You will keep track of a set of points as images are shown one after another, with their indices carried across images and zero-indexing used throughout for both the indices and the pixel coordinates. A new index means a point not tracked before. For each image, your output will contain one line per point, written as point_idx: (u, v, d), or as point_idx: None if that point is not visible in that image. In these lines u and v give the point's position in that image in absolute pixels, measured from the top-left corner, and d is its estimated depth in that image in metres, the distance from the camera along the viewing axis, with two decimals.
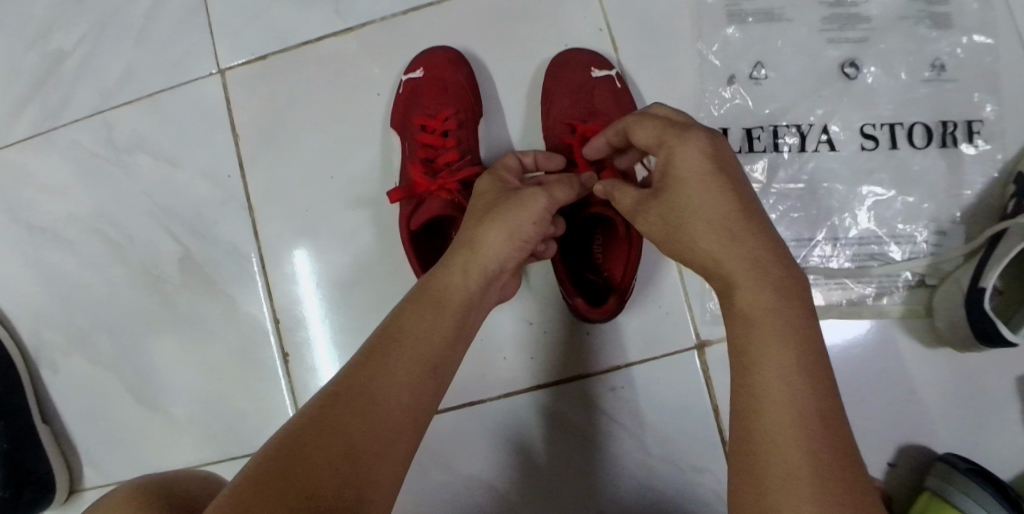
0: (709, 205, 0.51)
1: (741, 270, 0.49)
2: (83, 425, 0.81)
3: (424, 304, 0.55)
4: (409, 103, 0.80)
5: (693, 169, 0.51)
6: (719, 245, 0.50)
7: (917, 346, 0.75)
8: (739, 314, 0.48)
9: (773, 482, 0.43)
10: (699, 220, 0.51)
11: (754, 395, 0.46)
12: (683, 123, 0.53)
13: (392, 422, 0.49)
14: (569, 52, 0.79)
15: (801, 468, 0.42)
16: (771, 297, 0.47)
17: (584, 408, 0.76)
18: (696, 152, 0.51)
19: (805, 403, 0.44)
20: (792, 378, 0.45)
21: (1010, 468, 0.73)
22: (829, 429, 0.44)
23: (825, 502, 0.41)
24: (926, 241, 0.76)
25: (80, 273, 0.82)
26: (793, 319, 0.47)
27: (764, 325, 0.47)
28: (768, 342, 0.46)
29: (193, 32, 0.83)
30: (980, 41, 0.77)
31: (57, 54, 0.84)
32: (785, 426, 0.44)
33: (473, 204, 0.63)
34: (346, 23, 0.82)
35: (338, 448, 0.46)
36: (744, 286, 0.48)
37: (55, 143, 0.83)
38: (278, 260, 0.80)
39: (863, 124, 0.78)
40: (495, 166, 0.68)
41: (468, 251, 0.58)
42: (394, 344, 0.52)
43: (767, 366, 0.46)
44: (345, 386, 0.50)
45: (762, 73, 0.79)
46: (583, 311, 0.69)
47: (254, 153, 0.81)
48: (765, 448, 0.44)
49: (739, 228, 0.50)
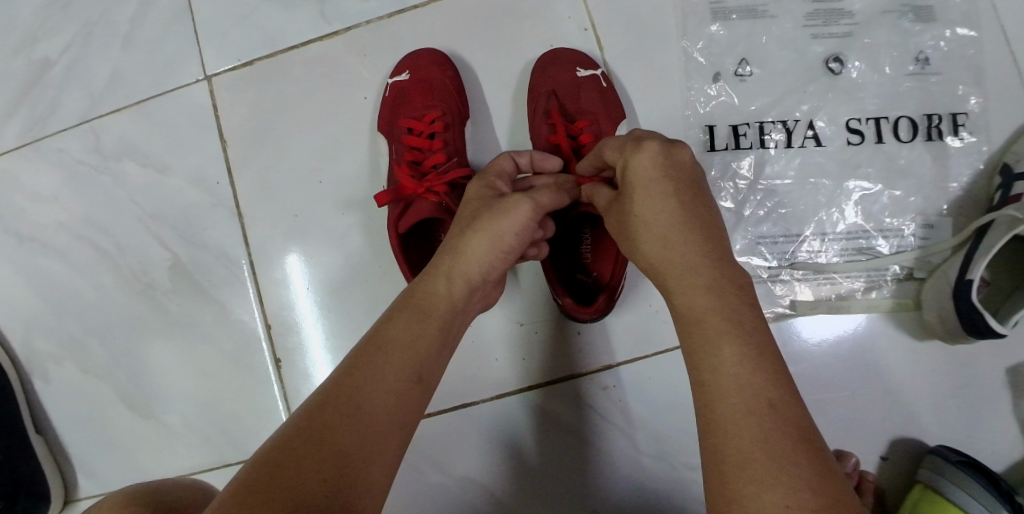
0: (651, 211, 0.53)
1: (676, 274, 0.52)
2: (75, 433, 0.81)
3: (410, 309, 0.56)
4: (395, 107, 0.80)
5: (646, 177, 0.54)
6: (658, 251, 0.53)
7: (907, 339, 0.75)
8: (684, 317, 0.51)
9: (736, 477, 0.45)
10: (644, 228, 0.54)
11: (707, 395, 0.48)
12: (643, 135, 0.56)
13: (378, 429, 0.49)
14: (554, 52, 0.79)
15: (760, 461, 0.44)
16: (709, 298, 0.50)
17: (576, 407, 0.76)
18: (648, 160, 0.54)
19: (756, 397, 0.47)
20: (738, 377, 0.47)
21: (1002, 458, 0.73)
22: (778, 422, 0.46)
23: (778, 493, 0.43)
24: (913, 234, 0.76)
25: (69, 282, 0.82)
26: (735, 318, 0.49)
27: (705, 328, 0.49)
28: (712, 343, 0.49)
29: (179, 38, 0.83)
30: (964, 34, 0.77)
31: (42, 63, 0.83)
32: (741, 422, 0.46)
33: (462, 209, 0.63)
34: (331, 27, 0.82)
35: (325, 454, 0.46)
36: (684, 289, 0.51)
37: (42, 152, 0.83)
38: (269, 265, 0.80)
39: (849, 119, 0.78)
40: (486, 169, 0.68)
41: (451, 258, 0.58)
42: (380, 351, 0.52)
43: (716, 366, 0.48)
44: (331, 392, 0.50)
45: (747, 69, 0.79)
46: (574, 310, 0.70)
47: (242, 159, 0.81)
48: (724, 445, 0.46)
49: (677, 235, 0.52)
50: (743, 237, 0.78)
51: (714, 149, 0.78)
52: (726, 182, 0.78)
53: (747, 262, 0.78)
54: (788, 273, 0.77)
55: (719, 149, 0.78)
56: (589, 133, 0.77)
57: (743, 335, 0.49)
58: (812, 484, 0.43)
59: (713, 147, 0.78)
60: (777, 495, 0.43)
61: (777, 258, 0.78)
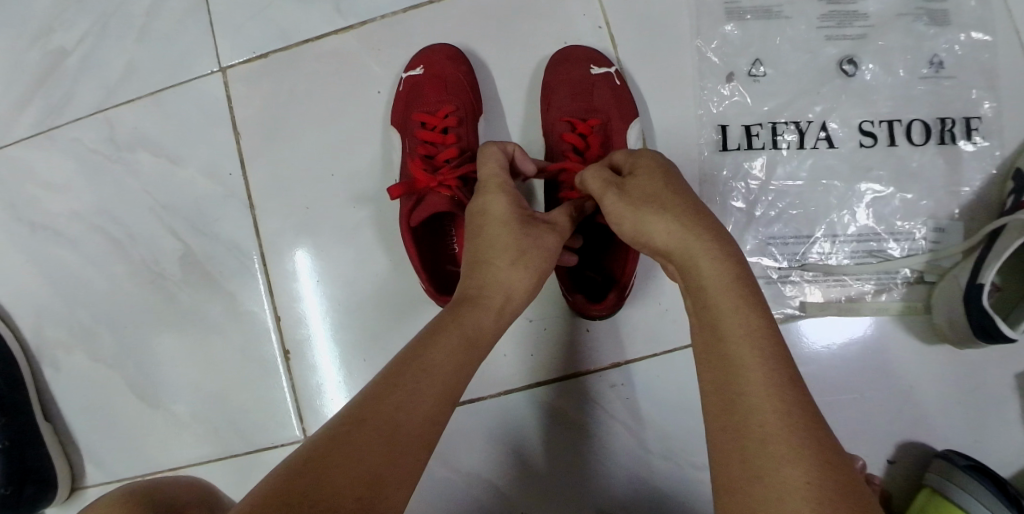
0: (667, 192, 0.55)
1: (700, 247, 0.53)
2: (83, 422, 0.81)
3: (454, 334, 0.55)
4: (408, 101, 0.80)
5: (657, 170, 0.57)
6: (674, 226, 0.53)
7: (916, 342, 0.75)
8: (706, 293, 0.52)
9: (758, 449, 0.46)
10: (664, 200, 0.55)
11: (732, 371, 0.49)
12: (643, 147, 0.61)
13: (410, 452, 0.49)
14: (567, 49, 0.79)
15: (782, 435, 0.46)
16: (732, 276, 0.52)
17: (583, 404, 0.76)
18: (654, 158, 0.59)
19: (778, 374, 0.49)
20: (760, 354, 0.49)
21: (1009, 464, 0.73)
22: (798, 398, 0.48)
23: (800, 464, 0.45)
24: (924, 237, 0.76)
25: (79, 271, 0.82)
26: (753, 297, 0.51)
27: (728, 305, 0.51)
28: (735, 319, 0.51)
29: (193, 29, 0.83)
30: (978, 38, 0.77)
31: (57, 53, 0.84)
32: (763, 395, 0.48)
33: (482, 227, 0.61)
34: (346, 21, 0.82)
35: (365, 477, 0.47)
36: (707, 262, 0.52)
37: (56, 141, 0.84)
38: (279, 257, 0.80)
39: (861, 121, 0.78)
40: (480, 176, 0.64)
41: (490, 289, 0.59)
42: (419, 372, 0.52)
43: (738, 342, 0.50)
44: (368, 412, 0.50)
45: (761, 70, 0.79)
46: (586, 308, 0.70)
47: (254, 150, 0.82)
48: (747, 417, 0.48)
49: (694, 208, 0.54)
50: (754, 237, 0.78)
51: (727, 149, 0.78)
52: (737, 182, 0.78)
53: (757, 262, 0.78)
54: (798, 274, 0.77)
55: (731, 149, 0.78)
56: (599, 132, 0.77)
57: (760, 312, 0.51)
58: (829, 455, 0.46)
59: (726, 147, 0.78)
60: (799, 465, 0.45)
61: (788, 259, 0.77)
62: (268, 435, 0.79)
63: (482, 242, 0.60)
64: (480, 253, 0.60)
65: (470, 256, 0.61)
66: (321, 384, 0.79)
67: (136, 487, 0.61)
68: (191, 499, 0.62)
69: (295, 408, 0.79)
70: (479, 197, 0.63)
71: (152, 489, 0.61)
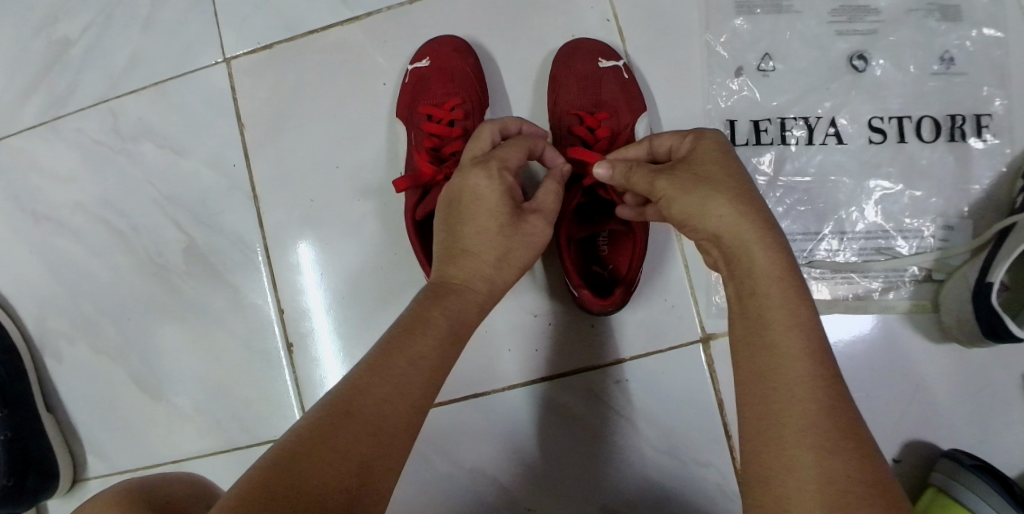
0: (725, 176, 0.55)
1: (752, 237, 0.53)
2: (85, 413, 0.81)
3: (439, 324, 0.55)
4: (414, 93, 0.79)
5: (712, 154, 0.57)
6: (732, 211, 0.53)
7: (923, 340, 0.75)
8: (755, 281, 0.52)
9: (791, 440, 0.46)
10: (720, 184, 0.54)
11: (772, 361, 0.49)
12: (700, 128, 0.60)
13: (392, 435, 0.49)
14: (575, 42, 0.79)
15: (817, 428, 0.46)
16: (780, 268, 0.52)
17: (588, 399, 0.76)
18: (714, 141, 0.58)
19: (818, 368, 0.48)
20: (801, 346, 0.49)
21: (1016, 464, 0.73)
22: (837, 394, 0.48)
23: (834, 458, 0.45)
24: (933, 235, 0.76)
25: (82, 262, 0.82)
26: (803, 292, 0.51)
27: (774, 295, 0.51)
28: (778, 311, 0.50)
29: (198, 19, 0.82)
30: (990, 34, 0.77)
31: (61, 42, 0.83)
32: (804, 387, 0.48)
33: (477, 211, 0.59)
34: (352, 12, 0.81)
35: (349, 471, 0.46)
36: (760, 253, 0.52)
37: (60, 132, 0.83)
38: (282, 250, 0.80)
39: (871, 118, 0.77)
40: (497, 155, 0.60)
41: (474, 276, 0.58)
42: (400, 356, 0.52)
43: (784, 332, 0.50)
44: (351, 397, 0.50)
45: (770, 65, 0.78)
46: (588, 302, 0.69)
47: (259, 142, 0.81)
48: (783, 408, 0.47)
49: (748, 195, 0.54)
50: None
51: (735, 144, 0.78)
52: None
53: None
54: (805, 271, 0.77)
55: (739, 144, 0.78)
56: (608, 126, 0.77)
57: (806, 306, 0.51)
58: (863, 454, 0.46)
59: (733, 142, 0.78)
60: (833, 460, 0.45)
61: (795, 256, 0.77)
62: (270, 428, 0.78)
63: (471, 228, 0.59)
64: (470, 240, 0.59)
65: (456, 240, 0.59)
66: (324, 377, 0.78)
67: (132, 484, 0.61)
68: (190, 496, 0.62)
69: (297, 401, 0.79)
70: (487, 174, 0.59)
71: (148, 485, 0.61)
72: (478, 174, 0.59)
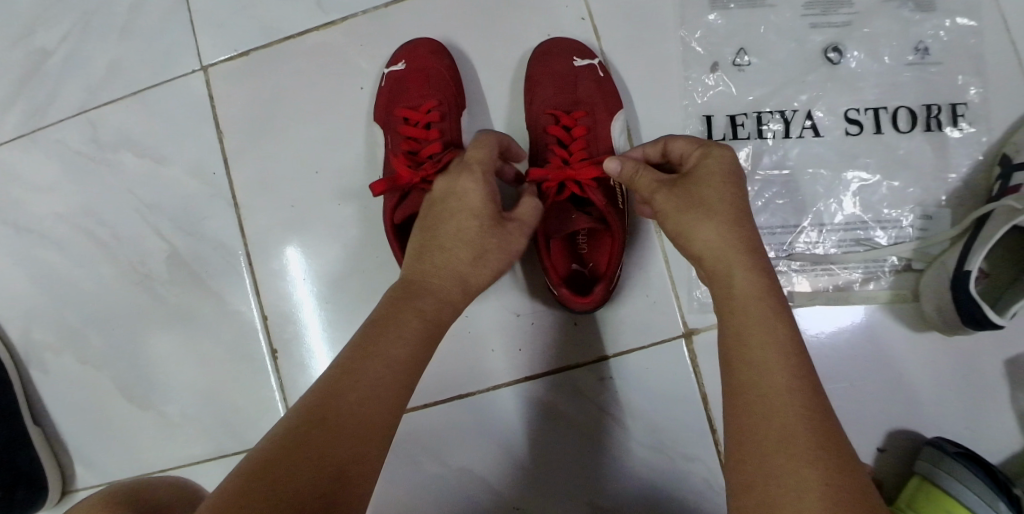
0: (723, 200, 0.55)
1: (735, 258, 0.54)
2: (72, 425, 0.81)
3: (414, 326, 0.55)
4: (391, 96, 0.79)
5: (718, 174, 0.56)
6: (721, 236, 0.54)
7: (904, 330, 0.75)
8: (738, 301, 0.53)
9: (778, 455, 0.47)
10: (713, 210, 0.55)
11: (755, 373, 0.50)
12: (717, 140, 0.58)
13: (367, 433, 0.50)
14: (551, 41, 0.79)
15: (801, 435, 0.47)
16: (760, 286, 0.53)
17: (573, 397, 0.76)
18: (723, 160, 0.57)
19: (799, 379, 0.49)
20: (783, 358, 0.50)
21: (1000, 450, 0.73)
22: (817, 405, 0.48)
23: (818, 465, 0.46)
24: (911, 225, 0.76)
25: (65, 273, 0.82)
26: (782, 308, 0.52)
27: (756, 312, 0.52)
28: (758, 326, 0.51)
29: (174, 27, 0.82)
30: (964, 23, 0.77)
31: (38, 53, 0.83)
32: (785, 398, 0.48)
33: (459, 212, 0.59)
34: (327, 17, 0.81)
35: (327, 476, 0.47)
36: (741, 274, 0.53)
37: (40, 143, 0.83)
38: (266, 257, 0.80)
39: (847, 109, 0.78)
40: (478, 161, 0.62)
41: (450, 274, 0.58)
42: (370, 355, 0.53)
43: (764, 346, 0.50)
44: (324, 402, 0.50)
45: (745, 59, 0.79)
46: (569, 301, 0.69)
47: (239, 150, 0.81)
48: (766, 418, 0.48)
49: (737, 219, 0.55)
50: None
51: (712, 139, 0.78)
52: None
53: None
54: (786, 264, 0.77)
55: (717, 139, 0.78)
56: (584, 125, 0.76)
57: (784, 321, 0.52)
58: (844, 461, 0.46)
59: (711, 138, 0.78)
60: (817, 466, 0.46)
61: (774, 249, 0.77)
62: (258, 433, 0.79)
63: (450, 229, 0.59)
64: (449, 241, 0.59)
65: (432, 241, 0.59)
66: (310, 381, 0.79)
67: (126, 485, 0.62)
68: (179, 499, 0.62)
69: (285, 406, 0.79)
70: (472, 178, 0.60)
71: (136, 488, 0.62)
72: (464, 178, 0.60)
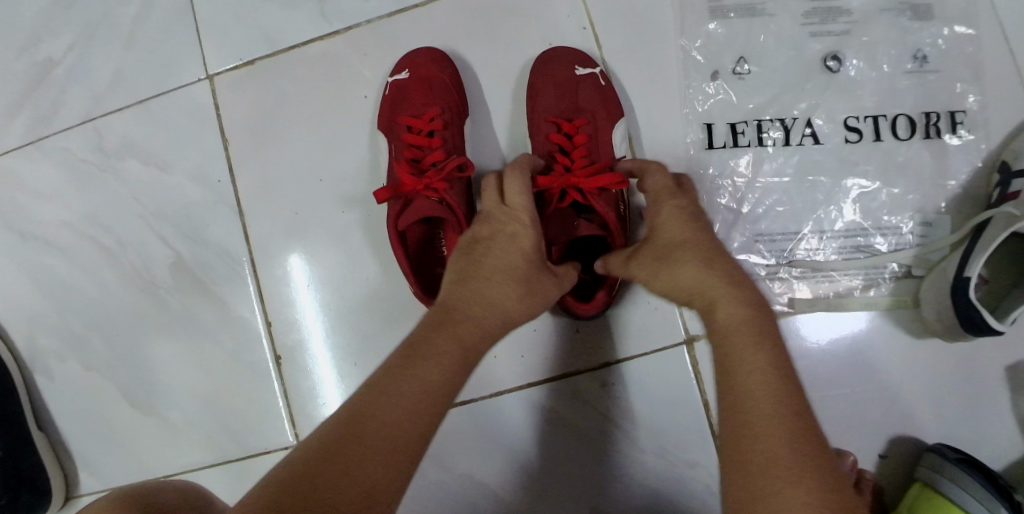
0: (689, 242, 0.58)
1: (716, 292, 0.55)
2: (76, 430, 0.81)
3: (452, 352, 0.55)
4: (394, 104, 0.80)
5: (679, 220, 0.60)
6: (698, 273, 0.56)
7: (905, 336, 0.75)
8: (720, 334, 0.54)
9: (771, 475, 0.47)
10: (685, 255, 0.58)
11: (743, 397, 0.50)
12: (675, 189, 0.63)
13: (400, 453, 0.50)
14: (552, 50, 0.80)
15: (790, 457, 0.47)
16: (745, 313, 0.54)
17: (575, 404, 0.77)
18: (680, 208, 0.61)
19: (787, 401, 0.50)
20: (771, 381, 0.51)
21: (1002, 456, 0.73)
22: (806, 425, 0.49)
23: (809, 486, 0.46)
24: (911, 232, 0.77)
25: (69, 280, 0.83)
26: (769, 332, 0.53)
27: (742, 337, 0.53)
28: (745, 352, 0.52)
29: (179, 37, 0.83)
30: (962, 31, 0.78)
31: (44, 62, 0.84)
32: (772, 419, 0.49)
33: (503, 248, 0.60)
34: (331, 26, 0.82)
35: (361, 496, 0.47)
36: (724, 307, 0.54)
37: (46, 150, 0.84)
38: (269, 263, 0.81)
39: (846, 117, 0.78)
40: (517, 202, 0.63)
41: (488, 307, 0.58)
42: (405, 377, 0.53)
43: (751, 371, 0.51)
44: (358, 420, 0.51)
45: (745, 68, 0.79)
46: (572, 308, 0.70)
47: (244, 157, 0.82)
48: (755, 438, 0.48)
49: (712, 257, 0.57)
50: (742, 235, 0.78)
51: (712, 147, 0.79)
52: (724, 181, 0.78)
53: (745, 260, 0.78)
54: (786, 270, 0.77)
55: (717, 147, 0.79)
56: (585, 133, 0.77)
57: (771, 345, 0.52)
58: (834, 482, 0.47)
59: (712, 145, 0.79)
60: (809, 487, 0.46)
61: (774, 256, 0.78)
62: (261, 439, 0.79)
63: (492, 265, 0.60)
64: (490, 277, 0.59)
65: (472, 273, 0.60)
66: (313, 387, 0.79)
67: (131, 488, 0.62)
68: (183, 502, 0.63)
69: (287, 412, 0.79)
70: (518, 220, 0.62)
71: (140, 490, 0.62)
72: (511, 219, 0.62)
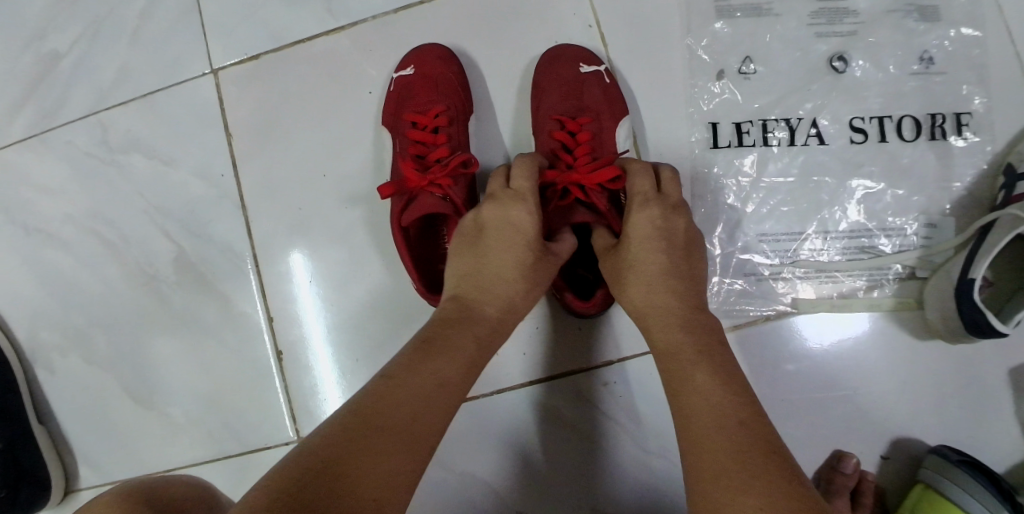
0: (647, 261, 0.62)
1: (656, 316, 0.61)
2: (76, 425, 0.81)
3: (465, 346, 0.57)
4: (398, 101, 0.80)
5: (644, 234, 0.64)
6: (648, 294, 0.61)
7: (908, 337, 0.75)
8: (661, 350, 0.59)
9: (717, 488, 0.50)
10: (638, 275, 0.62)
11: (689, 412, 0.54)
12: (649, 197, 0.65)
13: (417, 442, 0.51)
14: (557, 48, 0.79)
15: (732, 468, 0.50)
16: (685, 332, 0.59)
17: (577, 402, 0.76)
18: (648, 222, 0.64)
19: (729, 414, 0.53)
20: (714, 397, 0.54)
21: (1004, 459, 0.73)
22: (751, 436, 0.52)
23: (752, 493, 0.48)
24: (916, 233, 0.76)
25: (72, 274, 0.82)
26: (713, 350, 0.58)
27: (684, 356, 0.57)
28: (688, 369, 0.56)
29: (184, 31, 0.83)
30: (968, 33, 0.77)
31: (49, 56, 0.84)
32: (717, 433, 0.52)
33: (508, 238, 0.63)
34: (336, 22, 0.82)
35: (382, 483, 0.48)
36: (663, 329, 0.60)
37: (50, 144, 0.84)
38: (272, 259, 0.80)
39: (852, 118, 0.78)
40: (524, 190, 0.65)
41: (494, 297, 0.61)
42: (422, 368, 0.54)
43: (694, 387, 0.55)
44: (375, 409, 0.52)
45: (751, 67, 0.79)
46: (573, 305, 0.70)
47: (248, 153, 0.82)
48: (703, 452, 0.52)
49: (665, 278, 0.62)
50: (745, 235, 0.78)
51: (717, 146, 0.78)
52: (728, 180, 0.78)
53: (749, 260, 0.78)
54: (790, 271, 0.77)
55: (722, 146, 0.78)
56: (589, 131, 0.77)
57: (711, 362, 0.57)
58: (778, 486, 0.49)
59: (716, 144, 0.78)
60: (751, 494, 0.48)
61: (778, 256, 0.78)
62: (262, 435, 0.79)
63: (498, 255, 0.62)
64: (495, 267, 0.62)
65: (479, 263, 0.62)
66: (314, 383, 0.79)
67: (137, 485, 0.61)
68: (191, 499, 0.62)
69: (289, 408, 0.79)
70: (525, 208, 0.64)
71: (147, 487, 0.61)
72: (518, 207, 0.64)
